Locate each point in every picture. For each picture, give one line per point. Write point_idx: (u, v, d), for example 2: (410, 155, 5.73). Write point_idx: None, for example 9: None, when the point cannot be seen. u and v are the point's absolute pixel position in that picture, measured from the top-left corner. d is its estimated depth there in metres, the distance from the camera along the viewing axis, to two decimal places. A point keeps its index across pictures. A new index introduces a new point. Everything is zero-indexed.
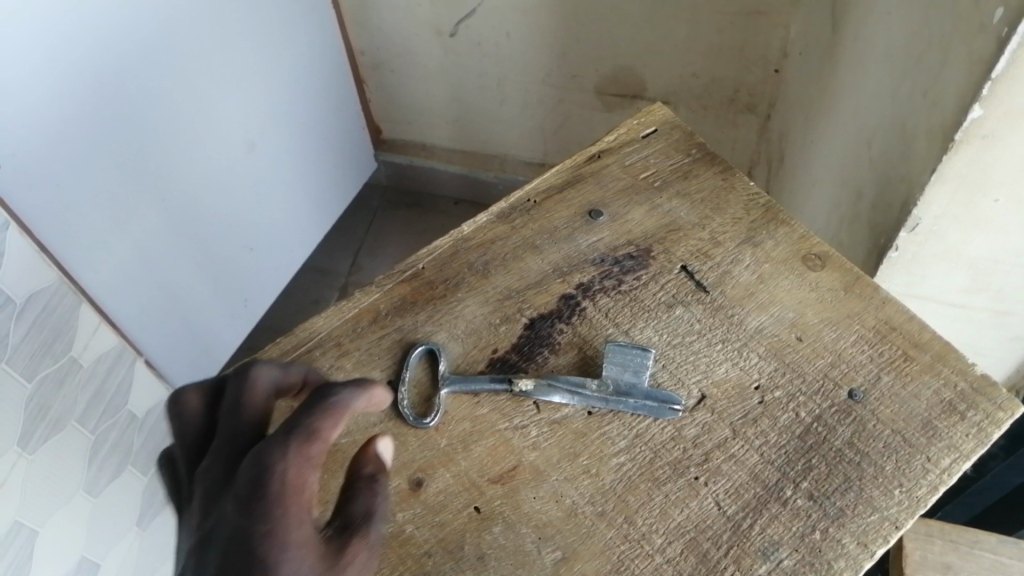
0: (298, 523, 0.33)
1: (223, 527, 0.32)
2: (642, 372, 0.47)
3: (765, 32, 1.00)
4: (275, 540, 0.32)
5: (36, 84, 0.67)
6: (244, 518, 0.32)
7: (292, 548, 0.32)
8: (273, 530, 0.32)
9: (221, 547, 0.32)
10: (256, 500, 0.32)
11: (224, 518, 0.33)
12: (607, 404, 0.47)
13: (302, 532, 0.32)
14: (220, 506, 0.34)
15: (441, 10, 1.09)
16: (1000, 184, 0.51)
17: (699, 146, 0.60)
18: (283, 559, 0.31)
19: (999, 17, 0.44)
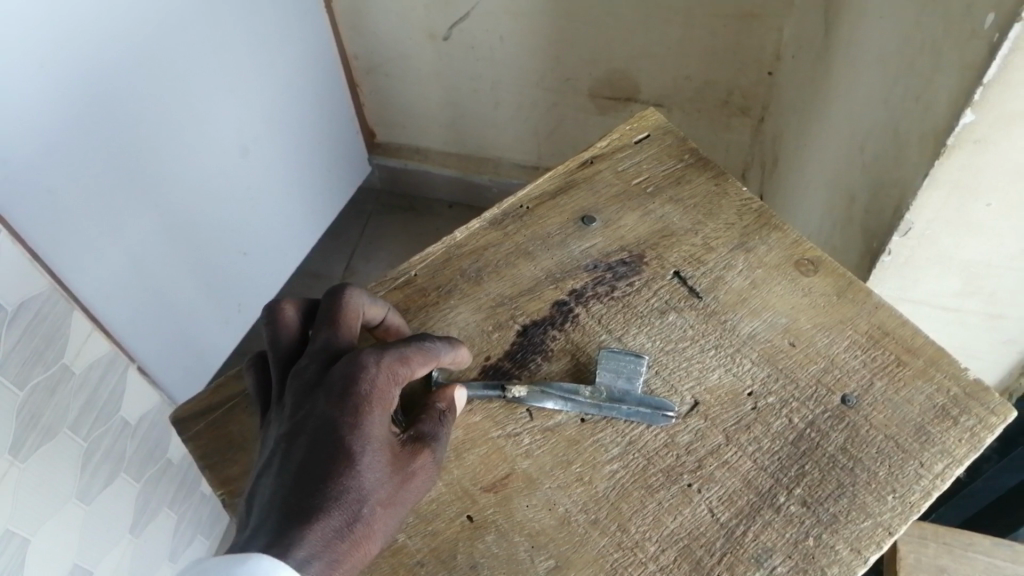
0: (379, 421, 0.39)
1: (315, 416, 0.39)
2: (634, 379, 0.47)
3: (758, 35, 1.00)
4: (361, 431, 0.38)
5: (27, 90, 0.66)
6: (335, 410, 0.39)
7: (371, 442, 0.39)
8: (359, 425, 0.39)
9: (311, 432, 0.39)
10: (347, 396, 0.39)
11: (316, 408, 0.40)
12: (600, 411, 0.47)
13: (381, 430, 0.39)
14: (313, 401, 0.40)
15: (434, 14, 1.09)
16: (992, 188, 0.51)
17: (692, 151, 0.60)
18: (364, 448, 0.38)
19: (990, 23, 0.44)
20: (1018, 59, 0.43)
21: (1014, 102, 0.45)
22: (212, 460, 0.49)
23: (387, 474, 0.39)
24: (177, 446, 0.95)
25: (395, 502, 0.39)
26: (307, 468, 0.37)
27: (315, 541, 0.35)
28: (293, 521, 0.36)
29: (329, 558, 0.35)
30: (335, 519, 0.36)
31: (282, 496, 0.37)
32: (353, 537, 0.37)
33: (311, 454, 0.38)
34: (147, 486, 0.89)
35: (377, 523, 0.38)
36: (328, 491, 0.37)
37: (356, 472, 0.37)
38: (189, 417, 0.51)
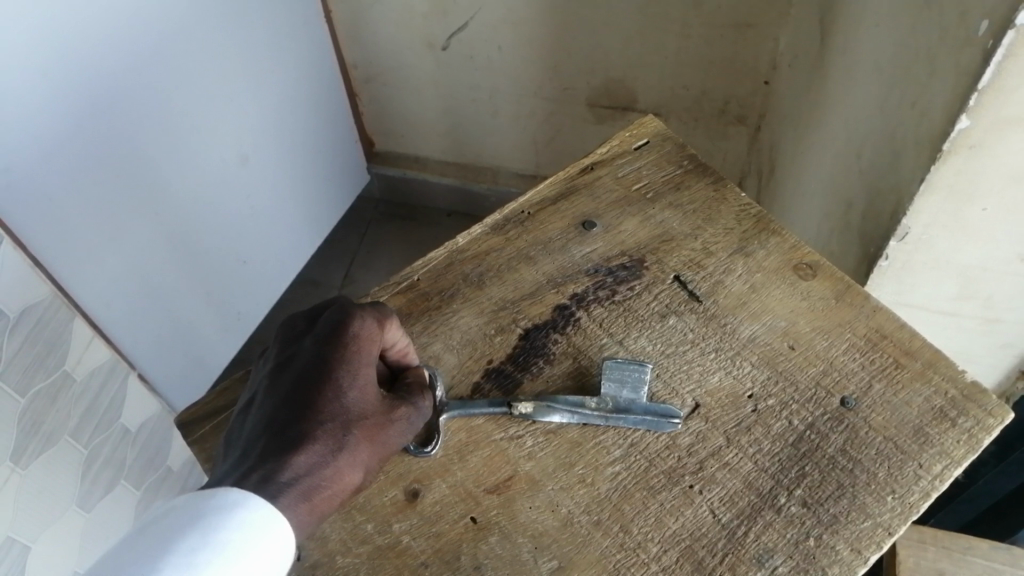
0: (366, 358, 0.43)
1: (304, 363, 0.43)
2: (639, 388, 0.48)
3: (755, 44, 1.01)
4: (347, 367, 0.42)
5: (29, 98, 0.67)
6: (323, 356, 0.42)
7: (356, 378, 0.42)
8: (342, 370, 0.42)
9: (297, 372, 0.42)
10: (332, 344, 0.43)
11: (304, 351, 0.43)
12: (610, 422, 0.47)
13: (367, 368, 0.43)
14: (303, 350, 0.43)
15: (433, 24, 1.10)
16: (988, 194, 0.52)
17: (690, 157, 0.61)
18: (350, 381, 0.42)
19: (984, 30, 0.45)
20: (1012, 65, 0.44)
21: (1008, 108, 0.46)
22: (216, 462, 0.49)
23: (372, 406, 0.42)
24: (177, 453, 0.96)
25: (381, 433, 0.42)
26: (293, 402, 0.41)
27: (297, 462, 0.39)
28: (278, 445, 0.39)
29: (308, 487, 0.38)
30: (310, 451, 0.39)
31: (269, 426, 0.40)
32: (336, 461, 0.40)
33: (297, 389, 0.41)
34: (146, 493, 0.89)
35: (355, 461, 0.40)
36: (310, 428, 0.40)
37: (340, 403, 0.41)
38: (194, 420, 0.51)
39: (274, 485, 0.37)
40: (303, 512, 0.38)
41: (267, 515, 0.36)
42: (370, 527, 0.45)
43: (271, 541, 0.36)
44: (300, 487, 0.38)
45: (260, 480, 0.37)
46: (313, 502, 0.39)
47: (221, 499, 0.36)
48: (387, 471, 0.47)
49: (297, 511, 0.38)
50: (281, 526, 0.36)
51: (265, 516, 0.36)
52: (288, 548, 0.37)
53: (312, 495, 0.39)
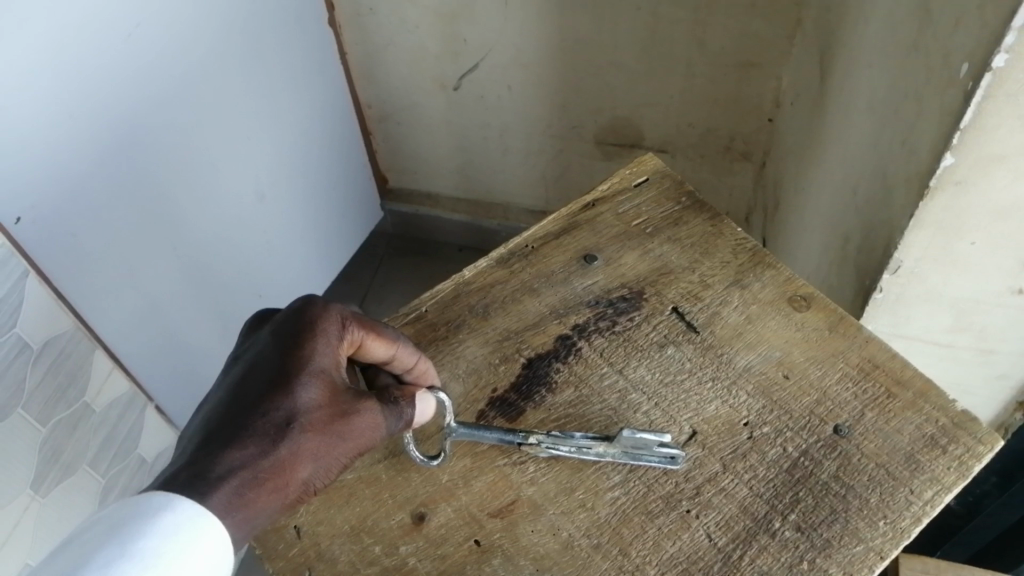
0: (323, 356, 0.44)
1: (263, 360, 0.44)
2: (652, 453, 0.48)
3: (758, 83, 1.04)
4: (299, 365, 0.43)
5: (61, 140, 0.70)
6: (281, 354, 0.44)
7: (308, 375, 0.43)
8: (296, 365, 0.43)
9: (254, 368, 0.44)
10: (291, 342, 0.44)
11: (265, 349, 0.45)
12: (619, 461, 0.48)
13: (322, 366, 0.43)
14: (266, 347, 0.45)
15: (446, 65, 1.14)
16: (976, 228, 0.53)
17: (689, 194, 0.62)
18: (301, 378, 0.42)
19: (965, 72, 0.47)
20: (991, 105, 0.46)
21: (991, 146, 0.48)
22: None
23: (324, 403, 0.43)
24: None
25: (332, 432, 0.42)
26: (243, 398, 0.42)
27: (234, 455, 0.40)
28: (219, 440, 0.40)
29: (247, 478, 0.39)
30: (251, 444, 0.40)
31: (217, 420, 0.42)
32: (276, 457, 0.41)
33: (250, 385, 0.43)
34: None
35: (299, 456, 0.41)
36: (255, 422, 0.41)
37: (288, 398, 0.42)
38: None
39: (206, 478, 0.39)
40: (236, 508, 0.39)
41: (194, 510, 0.37)
42: (378, 549, 0.47)
43: (202, 544, 0.37)
44: (234, 480, 0.39)
45: (194, 474, 0.39)
46: (248, 497, 0.39)
47: (148, 504, 0.37)
48: (395, 496, 0.49)
49: (229, 506, 0.39)
50: (206, 520, 0.38)
51: (192, 510, 0.37)
52: (213, 545, 0.38)
53: (248, 491, 0.39)
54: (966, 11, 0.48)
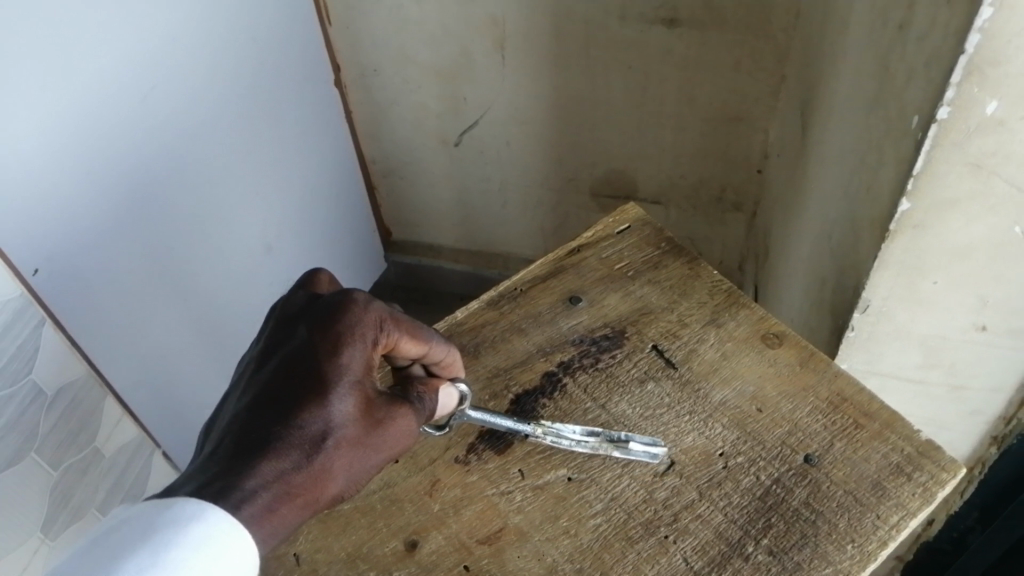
0: (359, 363, 0.45)
1: (297, 362, 0.45)
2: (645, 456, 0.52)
3: (746, 136, 1.09)
4: (335, 375, 0.44)
5: (80, 196, 0.75)
6: (315, 359, 0.44)
7: (344, 388, 0.44)
8: (332, 376, 0.44)
9: (289, 370, 0.45)
10: (328, 348, 0.45)
11: (300, 349, 0.45)
12: (612, 454, 0.53)
13: (357, 377, 0.45)
14: (300, 345, 0.45)
15: (446, 122, 1.20)
16: (936, 269, 0.57)
17: (668, 239, 0.66)
18: (336, 391, 0.44)
19: (915, 124, 0.51)
20: (939, 154, 0.50)
21: (943, 192, 0.52)
22: None
23: (355, 415, 0.44)
24: None
25: (360, 445, 0.44)
26: (277, 406, 0.43)
27: (268, 469, 0.41)
28: (254, 448, 0.42)
29: (279, 490, 0.41)
30: (286, 457, 0.42)
31: (250, 426, 0.43)
32: (309, 471, 0.42)
33: (284, 390, 0.44)
34: None
35: (330, 470, 0.43)
36: (290, 433, 0.42)
37: (323, 412, 0.43)
38: None
39: (239, 491, 0.40)
40: (268, 519, 0.41)
41: (228, 525, 0.39)
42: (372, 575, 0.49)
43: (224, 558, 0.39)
44: (268, 494, 0.41)
45: (227, 486, 0.40)
46: (278, 510, 0.41)
47: (189, 513, 0.39)
48: (389, 524, 0.51)
49: (261, 520, 0.41)
50: (239, 534, 0.40)
51: (224, 524, 0.39)
52: (243, 556, 0.40)
53: (279, 504, 0.42)
54: (916, 68, 0.52)
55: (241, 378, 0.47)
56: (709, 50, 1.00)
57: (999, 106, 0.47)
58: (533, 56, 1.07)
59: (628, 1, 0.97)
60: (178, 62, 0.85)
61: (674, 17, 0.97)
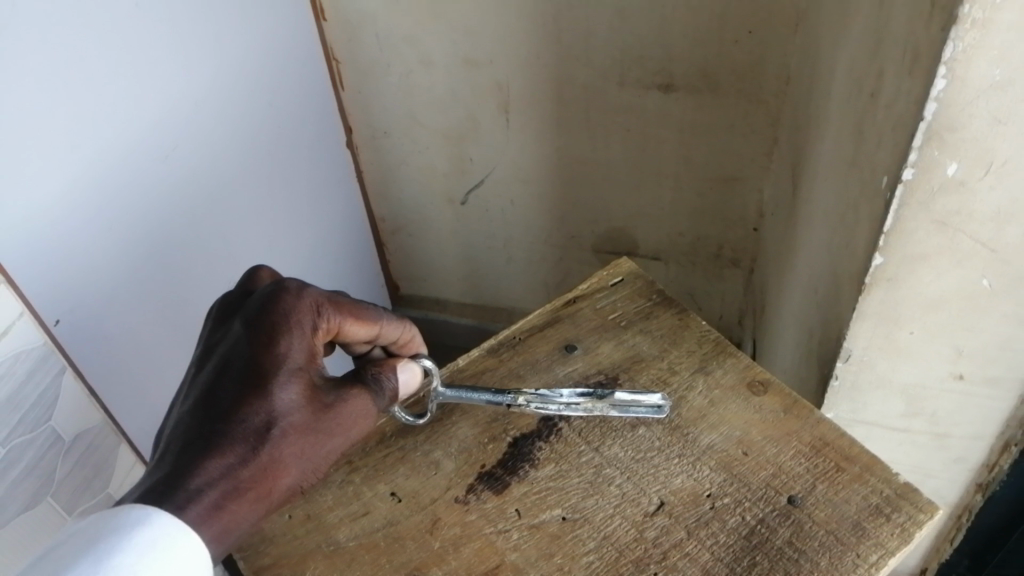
0: (296, 354, 0.51)
1: (239, 359, 0.51)
2: (649, 406, 0.60)
3: (742, 196, 1.13)
4: (275, 369, 0.50)
5: (102, 251, 0.79)
6: (256, 356, 0.51)
7: (284, 380, 0.50)
8: (272, 370, 0.50)
9: (232, 367, 0.51)
10: (267, 344, 0.51)
11: (241, 347, 0.52)
12: (608, 414, 0.60)
13: (297, 368, 0.51)
14: (241, 341, 0.52)
15: (453, 181, 1.25)
16: (912, 320, 0.60)
17: (659, 291, 0.70)
18: (277, 384, 0.50)
19: (885, 184, 0.55)
20: (908, 212, 0.53)
21: (914, 247, 0.55)
22: (246, 552, 0.55)
23: (297, 404, 0.51)
24: None
25: (304, 432, 0.51)
26: (224, 401, 0.50)
27: (216, 463, 0.48)
28: (204, 443, 0.48)
29: (229, 479, 0.48)
30: (234, 449, 0.48)
31: (198, 426, 0.49)
32: (255, 460, 0.49)
33: (226, 389, 0.50)
34: None
35: (275, 457, 0.49)
36: (236, 426, 0.49)
37: (266, 404, 0.49)
38: None
39: (187, 487, 0.46)
40: (219, 506, 0.47)
41: (179, 525, 0.45)
42: None
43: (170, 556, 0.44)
44: (220, 487, 0.47)
45: (178, 479, 0.46)
46: (229, 497, 0.48)
47: (133, 519, 0.44)
48: (391, 561, 0.53)
49: (214, 508, 0.47)
50: (192, 531, 0.46)
51: (175, 524, 0.45)
52: (202, 550, 0.46)
53: (230, 493, 0.48)
54: (885, 133, 0.56)
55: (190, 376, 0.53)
56: (704, 114, 1.05)
57: (959, 168, 0.51)
58: (536, 119, 1.12)
59: (626, 69, 1.03)
60: (200, 125, 0.90)
61: (669, 83, 1.03)
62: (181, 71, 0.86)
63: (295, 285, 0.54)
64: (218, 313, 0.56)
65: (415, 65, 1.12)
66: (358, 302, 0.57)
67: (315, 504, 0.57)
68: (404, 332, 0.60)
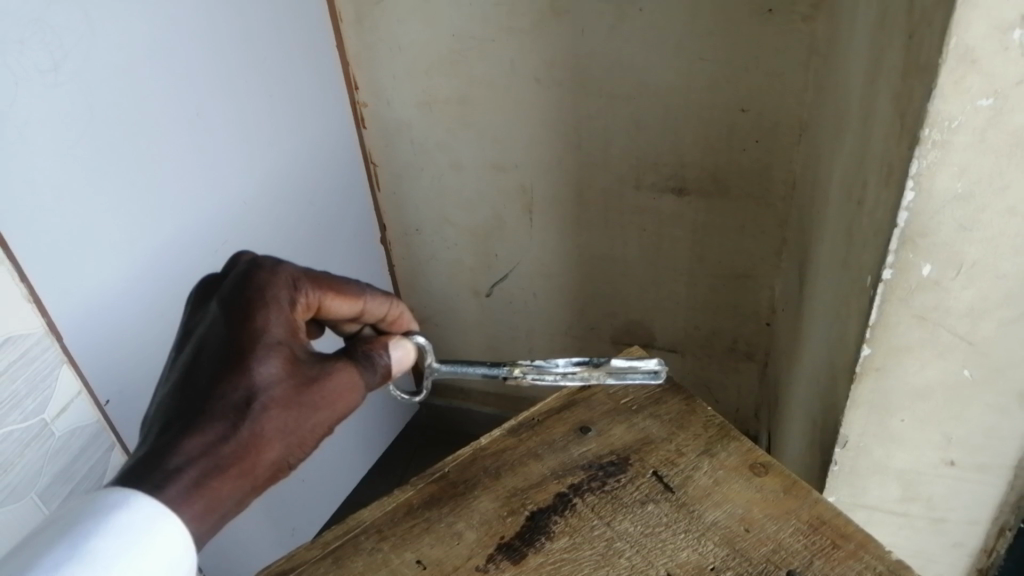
0: (274, 329, 0.53)
1: (217, 339, 0.53)
2: (646, 367, 0.65)
3: (754, 293, 1.19)
4: (254, 342, 0.52)
5: (151, 336, 0.87)
6: (234, 334, 0.52)
7: (265, 354, 0.52)
8: (252, 345, 0.52)
9: (211, 347, 0.52)
10: (246, 322, 0.53)
11: (219, 328, 0.53)
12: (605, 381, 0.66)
13: (278, 343, 0.53)
14: (218, 322, 0.54)
15: (478, 274, 1.33)
16: (903, 408, 0.64)
17: (668, 378, 0.76)
18: (257, 359, 0.51)
19: (869, 282, 0.61)
20: (891, 307, 0.59)
21: (898, 340, 0.61)
22: None
23: (279, 377, 0.52)
24: None
25: (286, 405, 0.52)
26: (203, 379, 0.51)
27: (200, 437, 0.49)
28: (187, 419, 0.49)
29: (214, 452, 0.49)
30: (217, 423, 0.49)
31: (180, 403, 0.50)
32: (238, 432, 0.50)
33: (205, 366, 0.52)
34: None
35: (259, 430, 0.50)
36: (218, 400, 0.50)
37: (246, 379, 0.51)
38: None
39: (173, 462, 0.48)
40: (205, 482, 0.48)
41: (160, 505, 0.47)
42: None
43: (148, 540, 0.46)
44: (206, 460, 0.48)
45: (163, 455, 0.48)
46: (215, 470, 0.49)
47: (119, 498, 0.47)
48: None
49: (201, 484, 0.48)
50: (173, 511, 0.47)
51: (159, 503, 0.47)
52: (184, 529, 0.47)
53: (217, 467, 0.49)
54: (869, 237, 0.62)
55: (169, 363, 0.54)
56: (714, 216, 1.12)
57: (933, 269, 0.56)
58: (558, 218, 1.20)
59: (641, 174, 1.11)
60: (247, 223, 0.99)
61: (682, 187, 1.11)
62: (233, 174, 0.95)
63: (270, 266, 0.56)
64: (194, 305, 0.58)
65: (446, 169, 1.21)
66: (339, 279, 0.59)
67: (347, 569, 0.62)
68: (392, 308, 0.62)
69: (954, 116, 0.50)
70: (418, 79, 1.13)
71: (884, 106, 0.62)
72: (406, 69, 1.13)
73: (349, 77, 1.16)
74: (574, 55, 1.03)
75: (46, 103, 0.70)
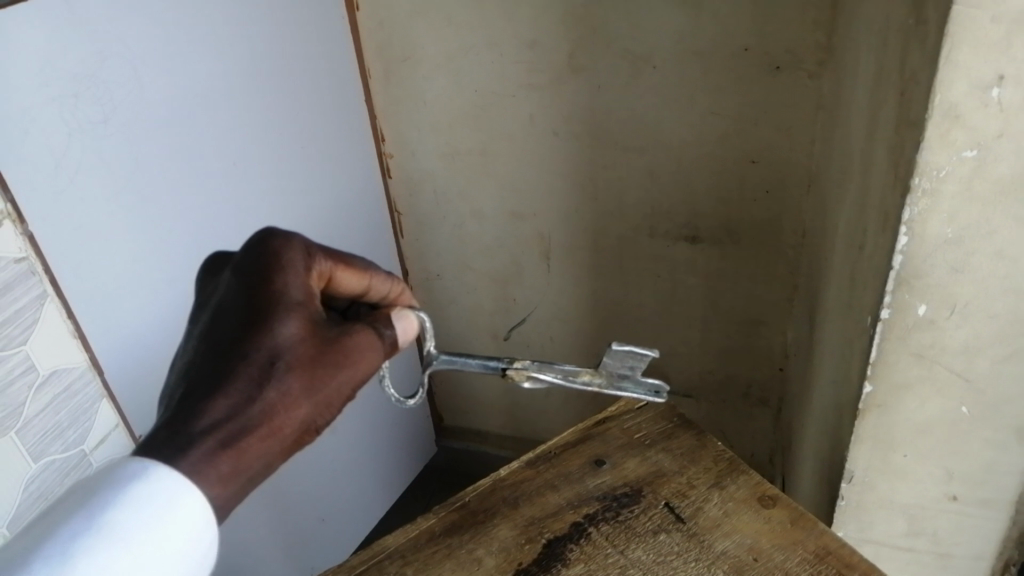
0: (292, 291, 0.56)
1: (236, 304, 0.55)
2: (646, 386, 0.67)
3: (766, 339, 1.21)
4: (275, 304, 0.54)
5: None
6: (254, 299, 0.55)
7: (285, 316, 0.54)
8: (271, 308, 0.54)
9: (230, 312, 0.55)
10: (265, 286, 0.55)
11: (237, 293, 0.56)
12: (606, 391, 0.67)
13: (296, 305, 0.55)
14: (236, 286, 0.56)
15: (497, 318, 1.37)
16: (905, 443, 0.67)
17: (679, 415, 0.79)
18: (277, 321, 0.54)
19: (870, 322, 0.64)
20: (890, 344, 0.62)
21: (898, 376, 0.64)
22: None
23: (299, 339, 0.54)
24: None
25: (306, 367, 0.54)
26: (225, 342, 0.53)
27: (226, 397, 0.51)
28: (213, 379, 0.52)
29: (239, 413, 0.51)
30: (242, 382, 0.52)
31: (205, 366, 0.53)
32: (262, 391, 0.52)
33: (226, 329, 0.54)
34: None
35: (281, 390, 0.53)
36: (242, 362, 0.52)
37: (267, 341, 0.53)
38: None
39: (201, 424, 0.50)
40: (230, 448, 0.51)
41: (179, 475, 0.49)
42: None
43: (169, 513, 0.49)
44: (233, 419, 0.51)
45: (192, 417, 0.50)
46: (240, 429, 0.51)
47: (141, 471, 0.49)
48: None
49: (226, 451, 0.51)
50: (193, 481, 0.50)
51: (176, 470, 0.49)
52: (204, 502, 0.50)
53: (242, 431, 0.51)
54: (870, 278, 0.66)
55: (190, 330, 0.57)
56: (727, 263, 1.16)
57: (928, 309, 0.60)
58: (575, 264, 1.24)
59: (655, 222, 1.15)
60: None
61: (695, 236, 1.15)
62: (265, 221, 1.00)
63: (283, 233, 0.58)
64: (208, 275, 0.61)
65: (467, 216, 1.26)
66: (346, 252, 0.62)
67: None
68: (394, 287, 0.66)
69: (942, 166, 0.54)
70: (441, 132, 1.19)
71: (881, 158, 0.66)
72: (430, 122, 1.19)
73: (376, 130, 1.23)
74: (590, 109, 1.09)
75: (97, 155, 0.76)
